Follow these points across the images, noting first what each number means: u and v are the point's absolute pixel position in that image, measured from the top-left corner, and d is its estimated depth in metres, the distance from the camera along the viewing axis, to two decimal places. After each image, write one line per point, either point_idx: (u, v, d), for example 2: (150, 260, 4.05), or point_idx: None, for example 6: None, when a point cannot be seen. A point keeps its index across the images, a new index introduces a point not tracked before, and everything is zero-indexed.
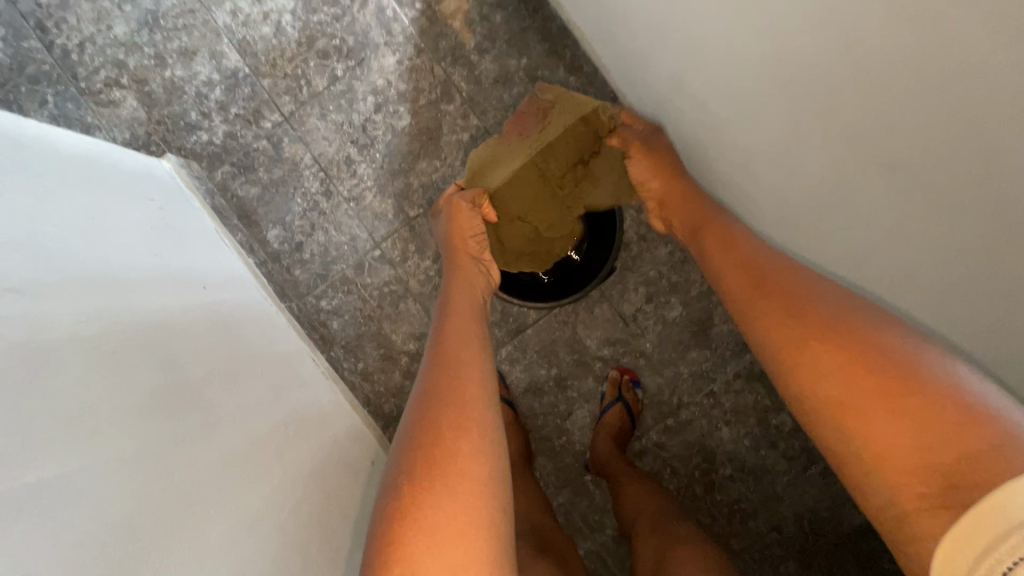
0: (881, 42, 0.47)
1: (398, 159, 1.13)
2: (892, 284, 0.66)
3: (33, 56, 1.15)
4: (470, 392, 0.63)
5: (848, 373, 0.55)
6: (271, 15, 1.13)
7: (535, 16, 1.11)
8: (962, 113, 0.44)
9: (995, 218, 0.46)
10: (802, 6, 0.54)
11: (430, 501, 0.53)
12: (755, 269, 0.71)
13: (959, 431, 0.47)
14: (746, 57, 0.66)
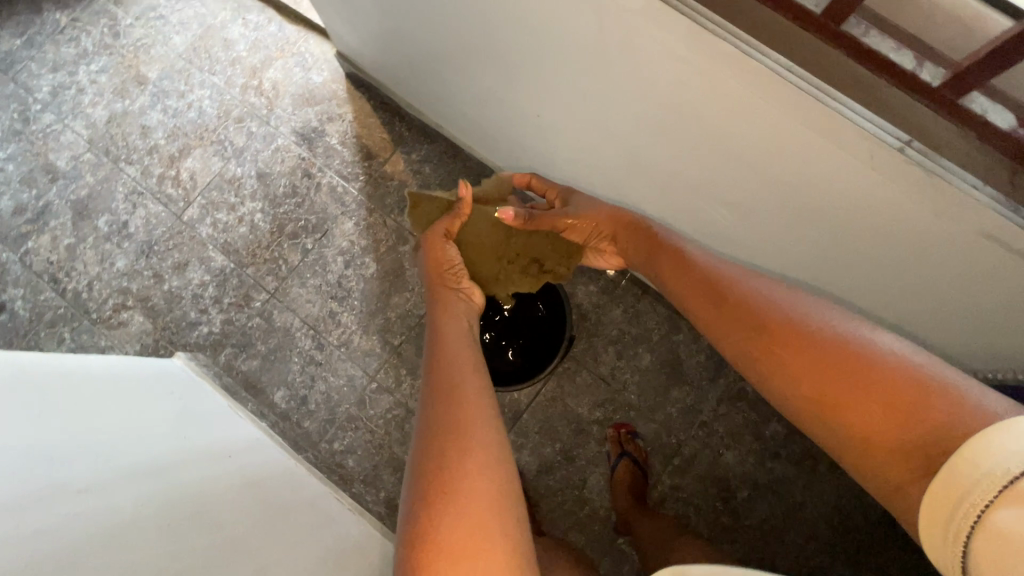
0: (676, 91, 0.60)
1: (374, 300, 1.31)
2: (814, 256, 0.76)
3: (49, 304, 1.34)
4: (474, 410, 0.65)
5: (824, 353, 0.55)
6: (245, 217, 1.36)
7: (456, 159, 1.36)
8: (767, 106, 0.53)
9: (846, 178, 0.55)
10: (618, 123, 0.75)
11: (451, 521, 0.53)
12: (701, 269, 0.70)
13: (934, 401, 0.48)
14: (605, 138, 0.82)
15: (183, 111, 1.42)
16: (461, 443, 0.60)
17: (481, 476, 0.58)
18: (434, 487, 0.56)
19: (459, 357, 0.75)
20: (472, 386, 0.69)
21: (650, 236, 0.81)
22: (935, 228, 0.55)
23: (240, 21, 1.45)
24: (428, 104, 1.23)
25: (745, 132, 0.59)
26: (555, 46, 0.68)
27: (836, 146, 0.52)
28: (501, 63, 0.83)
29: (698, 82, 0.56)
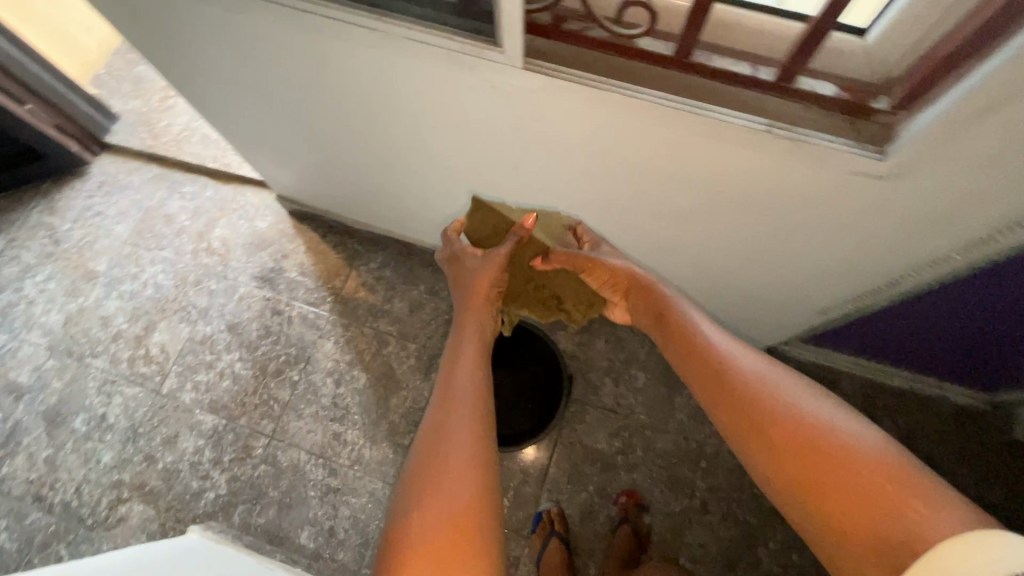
0: (585, 138, 0.70)
1: (373, 409, 1.33)
2: (745, 253, 0.85)
3: (38, 525, 1.27)
4: (462, 424, 0.68)
5: (818, 454, 0.60)
6: (225, 371, 1.38)
7: (412, 256, 1.46)
8: (660, 129, 0.63)
9: (744, 171, 0.65)
10: (543, 179, 0.85)
11: (433, 525, 0.59)
12: (699, 355, 0.75)
13: (909, 510, 0.53)
14: (537, 196, 0.91)
15: (139, 291, 1.46)
16: (446, 457, 0.65)
17: (462, 486, 0.62)
18: (423, 498, 0.62)
19: (460, 376, 0.76)
20: (465, 400, 0.72)
21: (660, 314, 0.82)
22: (826, 195, 0.64)
23: (176, 195, 1.54)
24: (373, 215, 1.33)
25: (651, 155, 0.69)
26: (475, 135, 0.80)
27: (725, 149, 0.62)
28: (431, 162, 0.94)
29: (600, 125, 0.66)
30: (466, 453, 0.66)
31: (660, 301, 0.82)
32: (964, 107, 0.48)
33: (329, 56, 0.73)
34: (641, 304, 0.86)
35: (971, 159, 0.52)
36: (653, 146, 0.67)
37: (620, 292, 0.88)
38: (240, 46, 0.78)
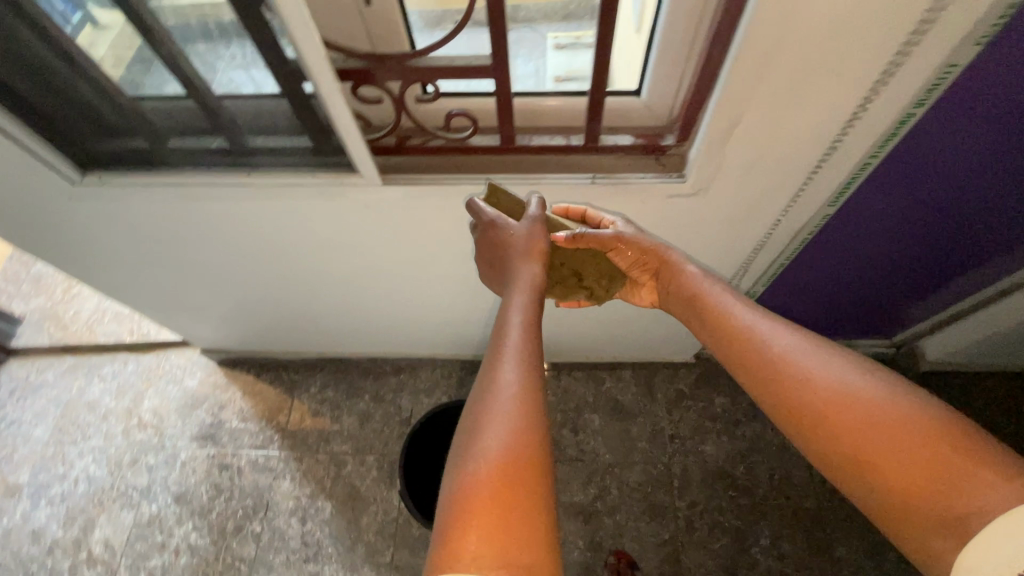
0: (456, 223, 0.80)
1: (346, 535, 1.28)
2: None
3: None
4: (520, 354, 0.54)
5: (875, 430, 0.49)
6: (180, 546, 1.29)
7: (349, 370, 1.48)
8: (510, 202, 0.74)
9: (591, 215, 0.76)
10: (438, 267, 0.94)
11: (502, 461, 0.46)
12: (722, 331, 0.63)
13: (981, 484, 0.44)
14: (440, 284, 0.99)
15: (71, 490, 1.37)
16: (506, 388, 0.51)
17: (534, 420, 0.50)
18: (489, 432, 0.48)
19: (509, 308, 0.59)
20: (519, 332, 0.56)
21: (686, 299, 0.68)
22: (661, 218, 0.76)
23: (96, 380, 1.51)
24: (301, 343, 1.36)
25: None
26: (364, 247, 0.88)
27: (567, 202, 0.73)
28: (336, 280, 1.00)
29: (463, 211, 0.76)
30: (526, 383, 0.52)
31: (683, 284, 0.68)
32: (712, 132, 0.61)
33: (216, 214, 0.81)
34: (668, 293, 0.71)
35: (741, 164, 0.66)
36: None
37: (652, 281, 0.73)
38: (131, 227, 0.85)
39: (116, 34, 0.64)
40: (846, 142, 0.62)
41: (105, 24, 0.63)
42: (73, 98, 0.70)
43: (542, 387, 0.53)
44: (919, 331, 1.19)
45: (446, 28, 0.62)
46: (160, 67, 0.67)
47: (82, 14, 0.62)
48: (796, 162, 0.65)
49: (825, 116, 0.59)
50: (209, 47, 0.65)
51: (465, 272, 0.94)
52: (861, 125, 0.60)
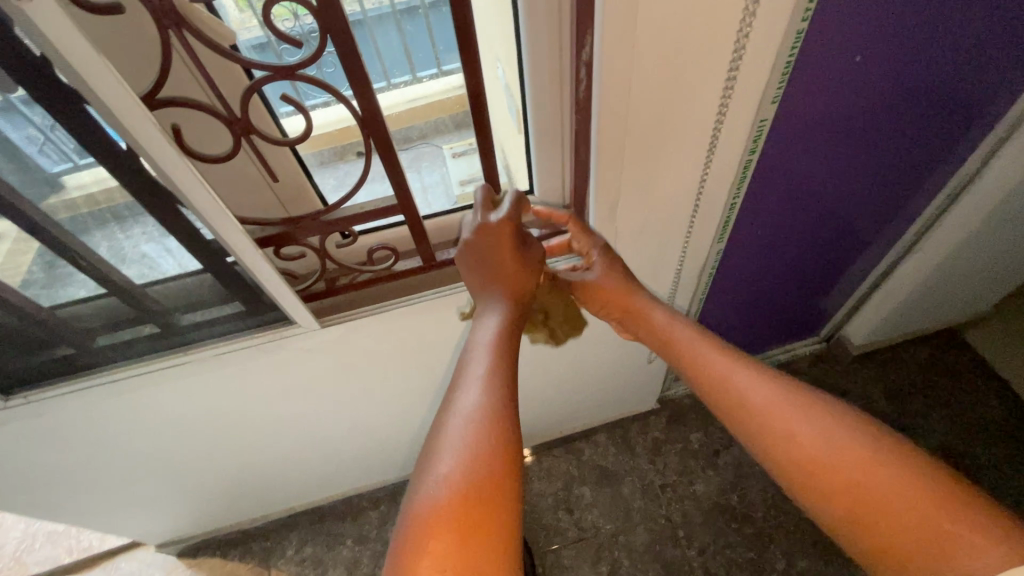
0: (401, 343, 0.83)
1: None
2: (581, 352, 1.01)
3: None
4: (484, 384, 0.54)
5: (862, 483, 0.53)
6: None
7: (326, 517, 1.39)
8: (446, 310, 0.79)
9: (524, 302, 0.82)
10: (394, 389, 0.95)
11: (459, 490, 0.47)
12: (705, 378, 0.65)
13: (969, 545, 0.47)
14: (399, 403, 0.99)
15: None
16: (465, 417, 0.51)
17: (495, 445, 0.49)
18: (446, 460, 0.49)
19: (477, 336, 0.59)
20: (485, 360, 0.56)
21: (662, 343, 0.70)
22: None
23: None
24: (266, 506, 1.27)
25: (456, 329, 0.83)
26: (316, 389, 0.88)
27: None
28: (292, 429, 0.98)
29: (405, 329, 0.80)
30: (489, 411, 0.51)
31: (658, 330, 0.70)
32: (602, 210, 0.70)
33: (154, 399, 0.79)
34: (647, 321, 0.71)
35: (635, 229, 0.75)
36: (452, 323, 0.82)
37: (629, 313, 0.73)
38: (62, 436, 0.80)
39: (9, 243, 0.62)
40: (708, 191, 0.72)
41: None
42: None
43: (509, 407, 0.53)
44: (844, 315, 1.26)
45: (350, 160, 0.68)
46: (65, 265, 0.66)
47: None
48: (679, 216, 0.75)
49: (684, 179, 0.69)
50: (120, 249, 0.66)
51: (420, 387, 0.96)
52: (713, 177, 0.70)
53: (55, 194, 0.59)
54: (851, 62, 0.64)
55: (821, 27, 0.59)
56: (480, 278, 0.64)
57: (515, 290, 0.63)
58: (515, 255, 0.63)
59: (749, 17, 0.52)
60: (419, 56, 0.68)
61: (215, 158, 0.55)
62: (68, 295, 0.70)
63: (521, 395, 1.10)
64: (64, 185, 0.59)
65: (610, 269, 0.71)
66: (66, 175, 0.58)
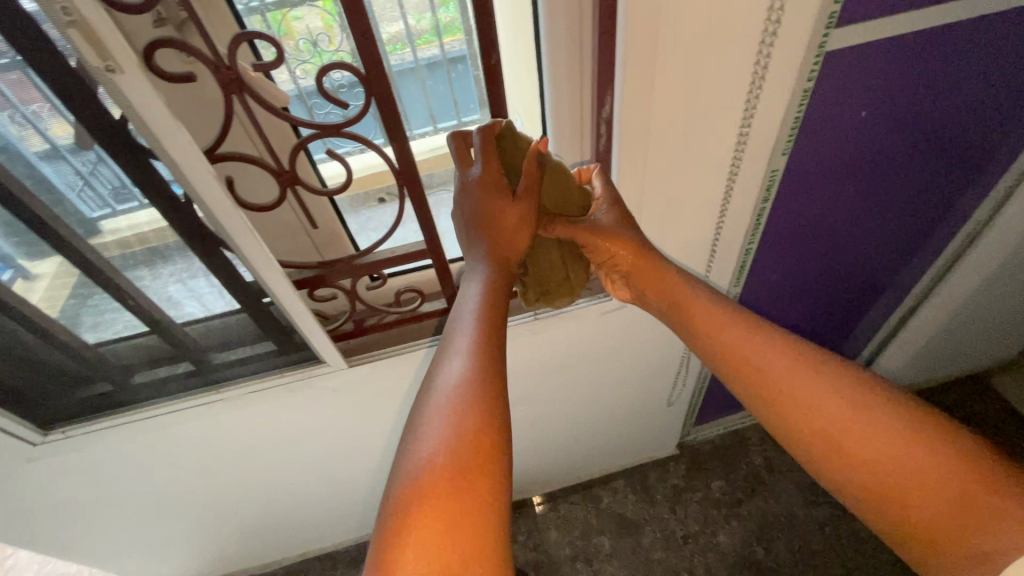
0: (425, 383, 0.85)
1: None
2: (600, 395, 1.01)
3: None
4: (470, 350, 0.50)
5: (881, 449, 0.51)
6: None
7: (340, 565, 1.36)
8: None
9: (547, 344, 0.84)
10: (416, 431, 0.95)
11: (440, 464, 0.44)
12: (714, 344, 0.60)
13: (1008, 521, 0.45)
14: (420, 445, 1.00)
15: None
16: (448, 386, 0.48)
17: (482, 418, 0.46)
18: (426, 431, 0.46)
19: (462, 302, 0.55)
20: (471, 325, 0.52)
21: (664, 302, 0.63)
22: (605, 332, 0.85)
23: None
24: (280, 551, 1.25)
25: None
26: (340, 429, 0.90)
27: (522, 337, 0.81)
28: (314, 470, 0.99)
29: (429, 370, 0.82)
30: (474, 379, 0.48)
31: (663, 285, 0.62)
32: None
33: (184, 436, 0.81)
34: (659, 270, 0.62)
35: None
36: None
37: (633, 257, 0.61)
38: (89, 472, 0.82)
39: (49, 280, 0.65)
40: (724, 235, 0.75)
41: (40, 273, 0.64)
42: (25, 360, 0.72)
43: (497, 381, 0.49)
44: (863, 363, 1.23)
45: (372, 206, 0.73)
46: (100, 296, 0.69)
47: (12, 270, 0.62)
48: (697, 261, 0.78)
49: (700, 224, 0.72)
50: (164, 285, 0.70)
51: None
52: (729, 222, 0.73)
53: (107, 233, 0.62)
54: (856, 116, 0.68)
55: (826, 85, 0.63)
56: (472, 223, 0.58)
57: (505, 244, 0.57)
58: (502, 201, 0.56)
59: (758, 76, 0.57)
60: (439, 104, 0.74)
61: (263, 206, 0.59)
62: (107, 330, 0.73)
63: (540, 438, 1.10)
64: (101, 228, 0.62)
65: (613, 215, 0.62)
66: (105, 219, 0.61)
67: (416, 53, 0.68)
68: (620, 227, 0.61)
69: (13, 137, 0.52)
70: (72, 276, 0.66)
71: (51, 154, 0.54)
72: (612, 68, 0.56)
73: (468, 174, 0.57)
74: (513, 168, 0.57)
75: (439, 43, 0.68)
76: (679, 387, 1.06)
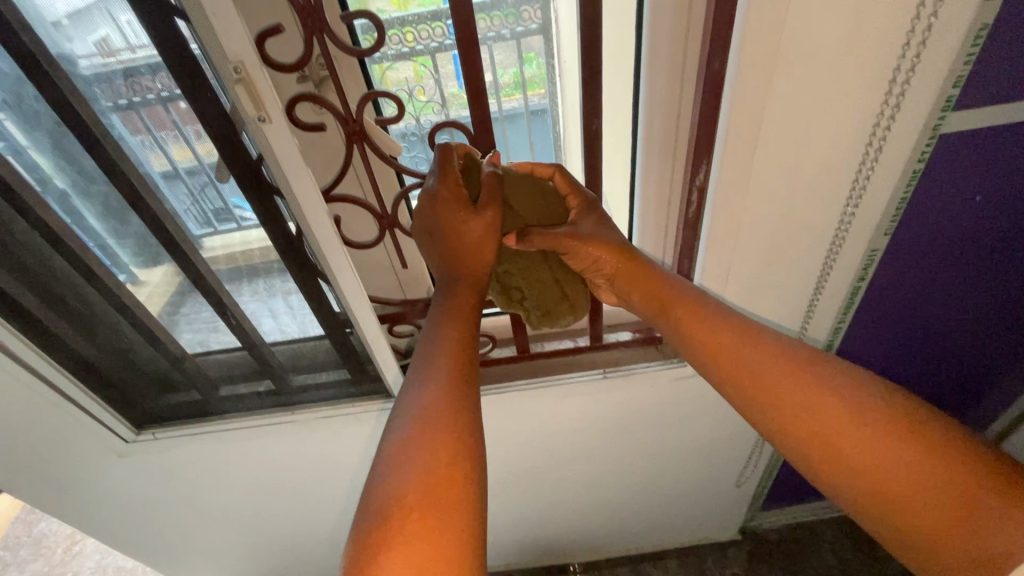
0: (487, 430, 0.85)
1: None
2: (662, 464, 0.96)
3: None
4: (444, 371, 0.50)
5: (872, 450, 0.47)
6: None
7: None
8: (536, 402, 0.80)
9: (614, 404, 0.82)
10: None
11: (413, 499, 0.43)
12: (699, 341, 0.57)
13: (1007, 521, 0.42)
14: None
15: None
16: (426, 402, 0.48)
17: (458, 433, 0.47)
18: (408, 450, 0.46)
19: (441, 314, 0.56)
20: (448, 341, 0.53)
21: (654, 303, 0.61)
22: (676, 398, 0.82)
23: None
24: None
25: (541, 422, 0.84)
26: None
27: (589, 394, 0.80)
28: None
29: (493, 417, 0.82)
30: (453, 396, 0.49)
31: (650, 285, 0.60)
32: None
33: (254, 452, 0.84)
34: (642, 273, 0.60)
35: None
36: (540, 416, 0.83)
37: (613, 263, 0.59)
38: (166, 474, 0.87)
39: (153, 287, 0.71)
40: (818, 310, 0.71)
41: (145, 280, 0.70)
42: (128, 364, 0.79)
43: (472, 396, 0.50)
44: None
45: None
46: (198, 302, 0.74)
47: (125, 275, 0.69)
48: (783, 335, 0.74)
49: (789, 297, 0.69)
50: (263, 302, 0.75)
51: (494, 477, 0.95)
52: (824, 299, 0.69)
53: (204, 249, 0.67)
54: (971, 201, 0.64)
55: (937, 168, 0.60)
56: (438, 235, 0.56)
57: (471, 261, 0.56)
58: (464, 215, 0.54)
59: (870, 151, 0.55)
60: (516, 159, 0.72)
61: (365, 244, 0.63)
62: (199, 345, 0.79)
63: (594, 501, 1.05)
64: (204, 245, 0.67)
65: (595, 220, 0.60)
66: (208, 238, 0.66)
67: (500, 104, 0.68)
68: (597, 232, 0.59)
69: (139, 157, 0.57)
70: (177, 278, 0.70)
71: (170, 175, 0.59)
72: (712, 140, 0.56)
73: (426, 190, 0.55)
74: (473, 180, 0.56)
75: (523, 97, 0.68)
76: (752, 466, 0.98)
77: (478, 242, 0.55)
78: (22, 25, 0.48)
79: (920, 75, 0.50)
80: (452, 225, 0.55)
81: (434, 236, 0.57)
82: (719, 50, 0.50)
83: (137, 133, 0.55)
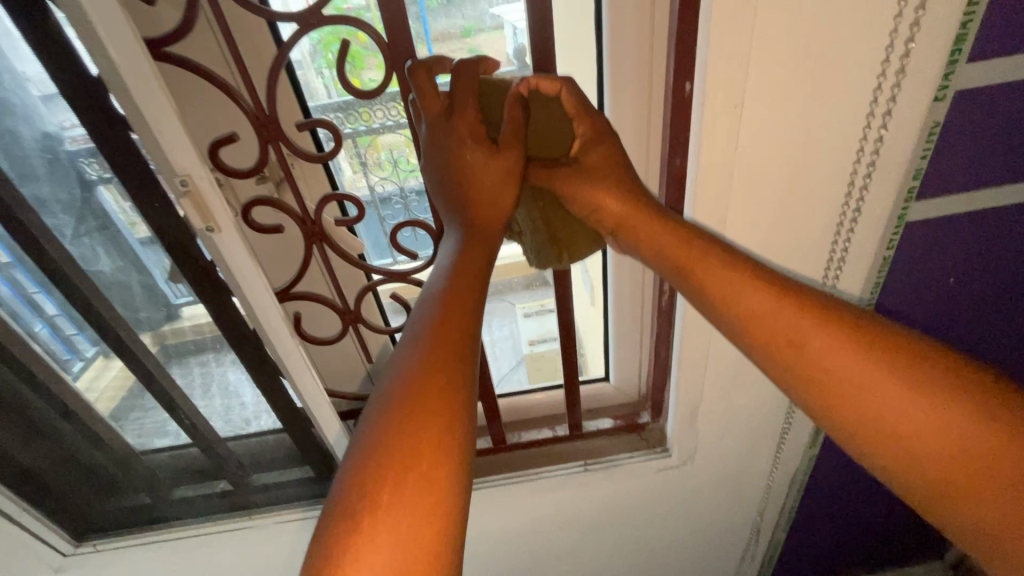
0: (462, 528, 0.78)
1: None
2: (653, 556, 0.89)
3: None
4: (423, 338, 0.37)
5: (955, 430, 0.35)
6: None
7: None
8: (512, 496, 0.75)
9: (597, 497, 0.77)
10: None
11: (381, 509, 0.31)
12: (720, 289, 0.41)
13: None
14: None
15: None
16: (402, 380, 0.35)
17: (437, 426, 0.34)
18: (378, 462, 0.33)
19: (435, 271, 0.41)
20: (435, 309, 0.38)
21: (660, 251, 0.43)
22: (663, 488, 0.77)
23: None
24: None
25: (520, 518, 0.78)
26: None
27: (569, 487, 0.75)
28: None
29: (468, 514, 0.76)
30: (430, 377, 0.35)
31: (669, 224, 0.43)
32: (680, 409, 0.67)
33: (205, 563, 0.77)
34: (659, 214, 0.43)
35: (721, 430, 0.70)
36: (519, 512, 0.77)
37: (626, 209, 0.43)
38: None
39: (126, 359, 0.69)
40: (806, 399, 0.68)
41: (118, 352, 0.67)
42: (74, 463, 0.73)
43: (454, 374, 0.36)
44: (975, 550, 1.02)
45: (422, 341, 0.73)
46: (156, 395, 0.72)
47: (96, 346, 0.67)
48: (769, 422, 0.70)
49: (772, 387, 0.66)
50: (225, 393, 0.73)
51: None
52: None
53: (155, 342, 0.66)
54: (945, 280, 0.59)
55: (914, 257, 0.56)
56: (446, 170, 0.43)
57: (486, 217, 0.42)
58: (484, 157, 0.42)
59: (839, 242, 0.52)
60: None
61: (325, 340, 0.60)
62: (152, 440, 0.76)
63: None
64: (181, 314, 0.64)
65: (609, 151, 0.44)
66: (185, 306, 0.63)
67: None
68: (607, 166, 0.44)
69: (122, 224, 0.56)
70: (130, 383, 0.70)
71: (149, 241, 0.57)
72: None
73: (436, 116, 0.42)
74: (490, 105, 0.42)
75: None
76: (750, 555, 0.92)
77: (495, 180, 0.42)
78: (15, 95, 0.48)
79: (885, 168, 0.48)
80: (469, 158, 0.42)
81: (437, 167, 0.43)
82: (680, 148, 0.50)
83: (121, 202, 0.54)
